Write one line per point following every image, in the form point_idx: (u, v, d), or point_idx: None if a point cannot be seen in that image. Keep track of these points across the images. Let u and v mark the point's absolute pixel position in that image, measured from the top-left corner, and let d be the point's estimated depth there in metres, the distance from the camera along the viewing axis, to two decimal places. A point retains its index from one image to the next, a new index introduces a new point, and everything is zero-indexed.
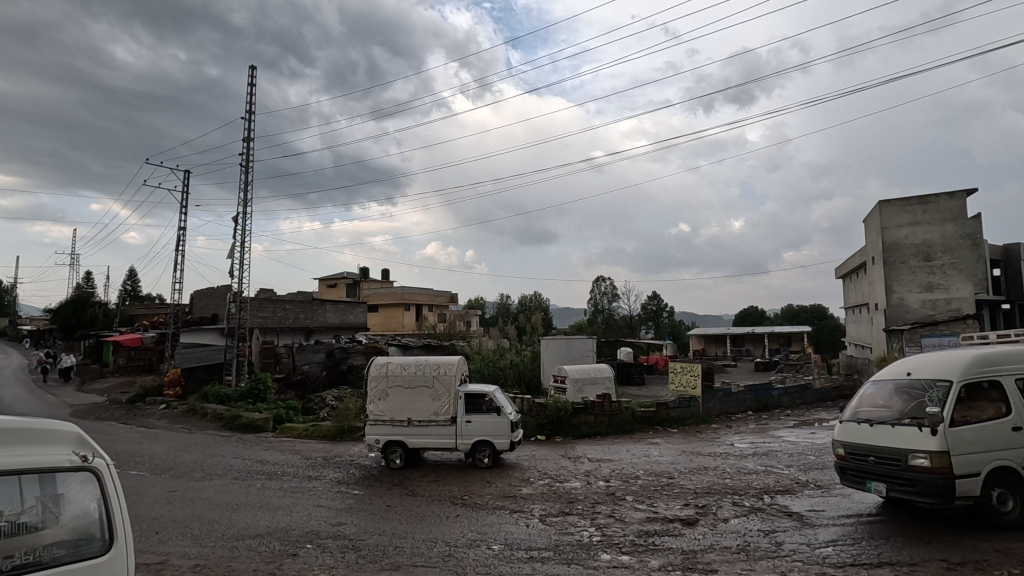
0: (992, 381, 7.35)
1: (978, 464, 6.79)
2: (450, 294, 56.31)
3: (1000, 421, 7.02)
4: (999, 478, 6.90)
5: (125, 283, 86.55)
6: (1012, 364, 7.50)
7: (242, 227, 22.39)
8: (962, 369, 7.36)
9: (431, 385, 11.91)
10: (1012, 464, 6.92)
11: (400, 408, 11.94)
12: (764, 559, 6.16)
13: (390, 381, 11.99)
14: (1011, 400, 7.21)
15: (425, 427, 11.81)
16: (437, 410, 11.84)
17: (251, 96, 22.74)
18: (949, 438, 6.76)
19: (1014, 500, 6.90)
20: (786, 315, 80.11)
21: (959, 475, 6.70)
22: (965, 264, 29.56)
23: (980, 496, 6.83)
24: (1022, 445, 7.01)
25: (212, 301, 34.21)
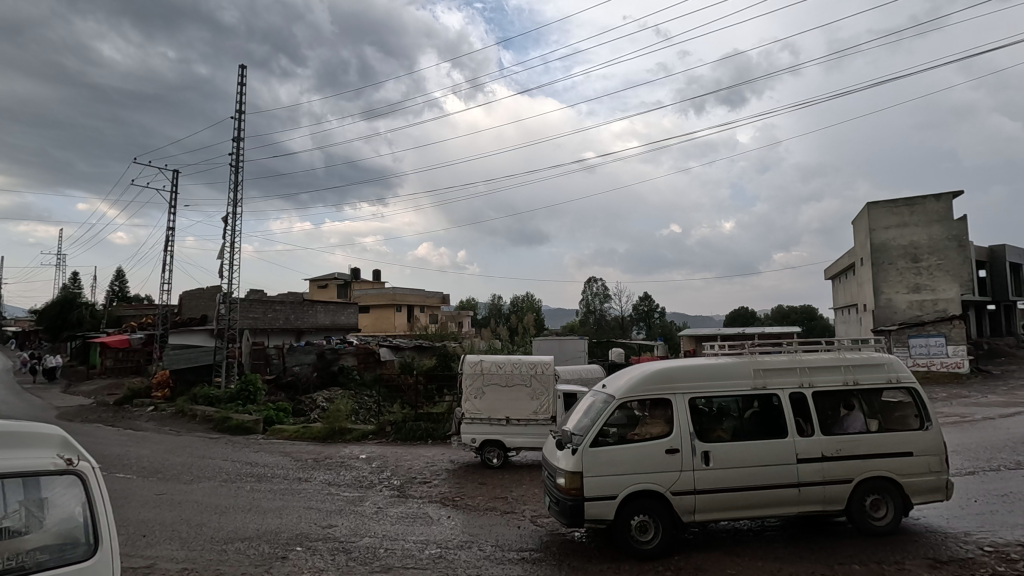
0: (664, 399, 6.81)
1: (614, 487, 6.45)
2: (442, 295, 56.28)
3: (648, 444, 6.58)
4: (645, 502, 6.49)
5: (113, 283, 85.63)
6: (691, 381, 6.89)
7: (231, 227, 22.23)
8: (632, 385, 6.93)
9: (529, 383, 11.94)
10: (659, 489, 6.47)
11: (498, 407, 11.94)
12: (755, 560, 6.19)
13: (487, 380, 12.00)
14: (677, 421, 6.66)
15: (525, 425, 11.78)
16: (536, 409, 11.86)
17: (241, 95, 22.60)
18: (583, 459, 6.51)
19: (656, 528, 6.44)
20: (776, 315, 80.85)
21: (590, 498, 6.41)
22: (951, 265, 29.96)
23: (618, 520, 6.46)
24: (674, 470, 6.50)
25: (201, 301, 33.92)
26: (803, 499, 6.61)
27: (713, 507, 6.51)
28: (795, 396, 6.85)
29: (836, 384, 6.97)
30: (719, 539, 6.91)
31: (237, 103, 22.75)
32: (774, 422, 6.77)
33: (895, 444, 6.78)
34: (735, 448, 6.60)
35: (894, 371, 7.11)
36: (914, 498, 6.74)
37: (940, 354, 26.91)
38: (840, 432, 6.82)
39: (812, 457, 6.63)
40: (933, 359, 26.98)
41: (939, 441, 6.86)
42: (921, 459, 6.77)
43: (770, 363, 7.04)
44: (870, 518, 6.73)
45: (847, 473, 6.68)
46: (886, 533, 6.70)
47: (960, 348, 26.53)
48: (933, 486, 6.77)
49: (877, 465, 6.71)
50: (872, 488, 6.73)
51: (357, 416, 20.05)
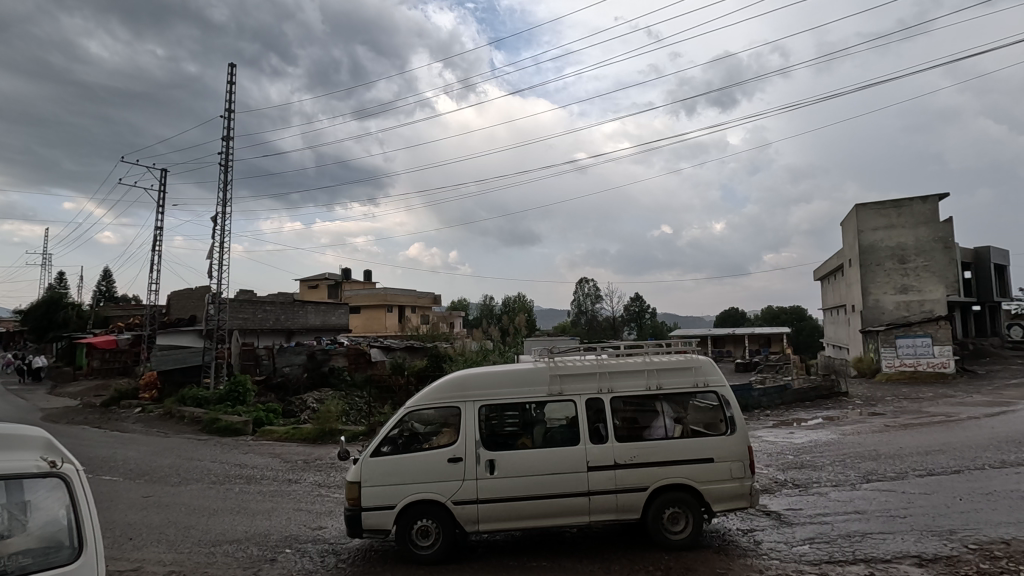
0: (455, 407, 6.66)
1: (392, 496, 6.36)
2: (434, 296, 56.16)
3: (431, 453, 6.47)
4: (427, 512, 6.40)
5: (100, 283, 84.55)
6: (485, 388, 6.71)
7: (221, 227, 22.10)
8: (426, 393, 6.77)
9: None
10: (440, 499, 6.37)
11: None
12: (743, 558, 6.23)
13: None
14: (464, 430, 6.51)
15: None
16: None
17: (230, 94, 22.43)
18: (363, 469, 6.43)
19: (437, 534, 6.38)
20: (767, 315, 81.45)
21: (367, 508, 6.35)
22: (937, 267, 30.35)
23: (397, 531, 6.37)
24: (456, 478, 6.39)
25: (190, 302, 33.62)
26: (595, 507, 6.46)
27: (497, 515, 6.39)
28: (592, 402, 6.65)
29: (637, 390, 6.75)
30: (518, 548, 6.78)
31: (227, 102, 22.62)
32: (566, 430, 6.60)
33: (695, 450, 6.59)
34: (521, 455, 6.46)
35: (703, 376, 6.87)
36: (715, 505, 6.53)
37: (927, 354, 27.23)
38: (639, 438, 6.63)
39: (603, 465, 6.46)
40: (920, 359, 27.30)
41: (744, 446, 6.65)
42: (721, 465, 6.59)
43: (570, 368, 6.83)
44: (667, 531, 6.51)
45: (642, 481, 6.50)
46: (683, 545, 6.48)
47: (945, 347, 26.87)
48: (734, 494, 6.56)
49: (674, 473, 6.52)
50: (669, 499, 6.54)
51: (347, 417, 19.93)
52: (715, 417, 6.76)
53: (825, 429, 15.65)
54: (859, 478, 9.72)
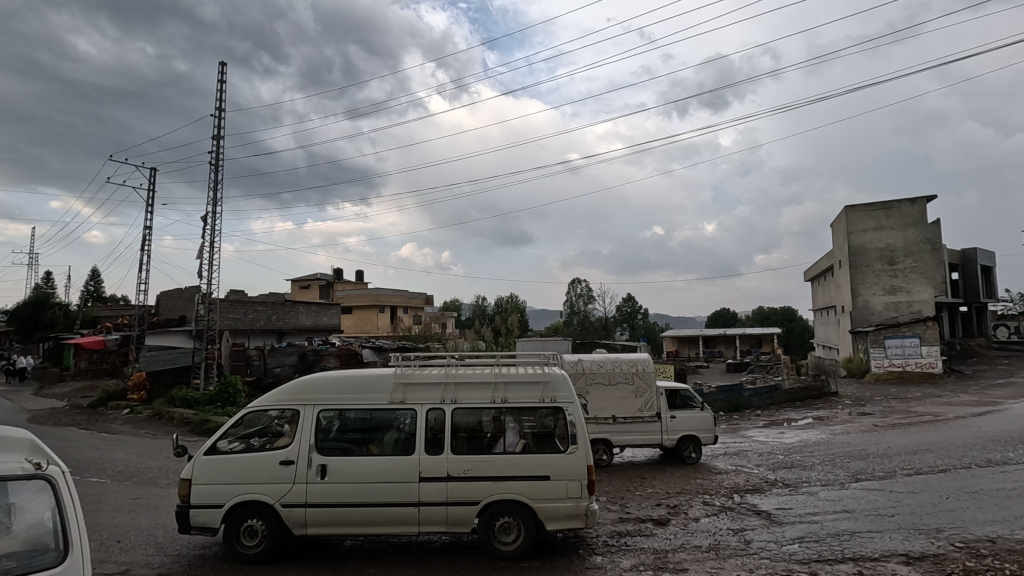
0: (296, 412, 6.63)
1: (220, 494, 6.36)
2: (426, 296, 56.03)
3: (265, 453, 6.46)
4: (255, 512, 6.40)
5: (88, 282, 83.63)
6: (330, 394, 6.67)
7: (212, 227, 21.92)
8: (271, 395, 6.78)
9: (632, 380, 11.92)
10: (268, 500, 6.35)
11: (602, 405, 11.93)
12: (734, 558, 6.26)
13: (589, 379, 12.07)
14: (300, 433, 6.49)
15: (633, 423, 11.78)
16: (641, 406, 11.84)
17: (220, 92, 22.24)
18: (197, 466, 6.45)
19: (264, 534, 6.39)
20: (757, 316, 81.99)
21: (195, 505, 6.36)
22: (925, 268, 30.66)
23: (225, 527, 6.40)
24: (286, 481, 6.36)
25: (180, 302, 33.32)
26: (423, 519, 6.35)
27: (324, 520, 6.34)
28: (431, 412, 6.55)
29: (482, 402, 6.65)
30: (357, 552, 6.72)
31: (217, 101, 22.43)
32: (406, 439, 6.51)
33: (532, 466, 6.42)
34: (354, 462, 6.39)
35: (553, 391, 6.74)
36: (548, 523, 6.37)
37: (915, 354, 27.51)
38: (476, 450, 6.50)
39: (434, 476, 6.35)
40: (908, 359, 27.57)
41: (583, 466, 6.46)
42: (558, 484, 6.40)
43: (416, 376, 6.76)
44: (497, 542, 6.40)
45: (474, 495, 6.37)
46: (513, 557, 6.35)
47: (933, 348, 27.14)
48: (569, 513, 6.40)
49: (505, 488, 6.37)
50: (501, 510, 6.42)
51: None
52: (558, 433, 6.58)
53: (814, 429, 15.77)
54: (848, 477, 9.80)
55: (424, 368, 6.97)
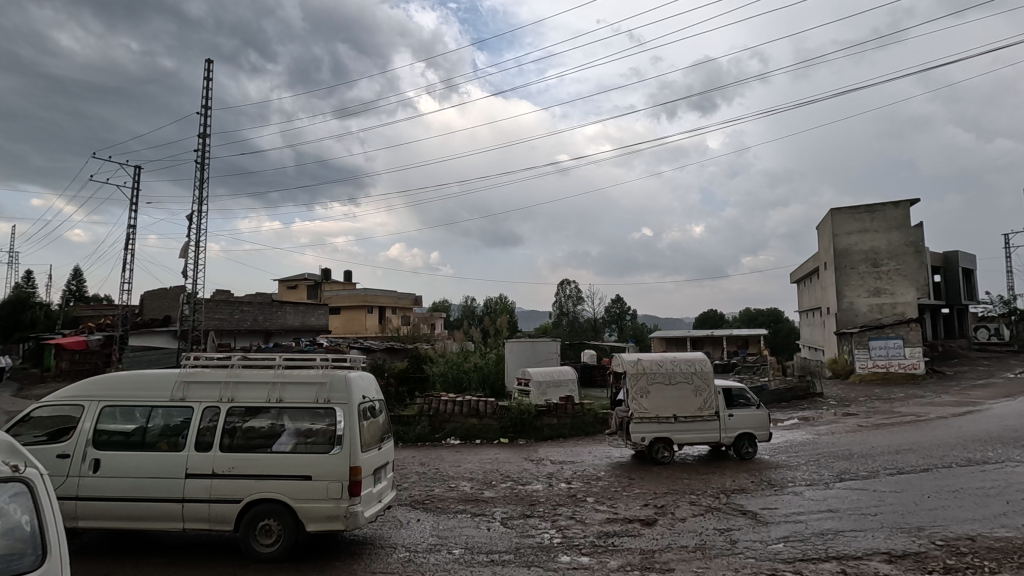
0: (81, 408, 6.84)
1: None
2: (415, 297, 55.84)
3: (47, 447, 6.67)
4: None
5: (69, 283, 82.22)
6: (118, 391, 6.90)
7: (196, 226, 21.71)
8: (67, 391, 7.04)
9: (692, 380, 11.98)
10: None
11: (663, 404, 11.93)
12: (720, 557, 6.31)
13: (651, 378, 11.91)
14: (79, 428, 6.69)
15: (695, 422, 11.87)
16: (701, 405, 12.00)
17: (206, 90, 22.03)
18: None
19: None
20: (744, 318, 82.85)
21: None
22: (908, 270, 31.13)
23: None
24: (61, 474, 6.55)
25: (164, 302, 32.88)
26: (188, 515, 6.43)
27: (94, 515, 6.46)
28: (205, 409, 6.69)
29: (257, 401, 6.74)
30: (137, 550, 6.79)
31: (203, 99, 22.24)
32: (180, 437, 6.65)
33: (294, 466, 6.43)
34: (125, 458, 6.56)
35: (329, 392, 6.76)
36: (307, 524, 6.36)
37: (898, 355, 27.90)
38: (247, 448, 6.58)
39: (201, 472, 6.45)
40: (892, 360, 27.95)
41: (346, 466, 6.40)
42: (319, 484, 6.37)
43: (199, 375, 6.94)
44: (255, 543, 6.41)
45: (235, 493, 6.42)
46: (270, 560, 6.37)
47: (916, 349, 27.56)
48: (329, 515, 6.34)
49: (265, 487, 6.39)
50: (260, 512, 6.43)
51: None
52: (327, 434, 6.56)
53: (799, 430, 15.94)
54: (832, 477, 9.91)
55: (216, 367, 7.14)
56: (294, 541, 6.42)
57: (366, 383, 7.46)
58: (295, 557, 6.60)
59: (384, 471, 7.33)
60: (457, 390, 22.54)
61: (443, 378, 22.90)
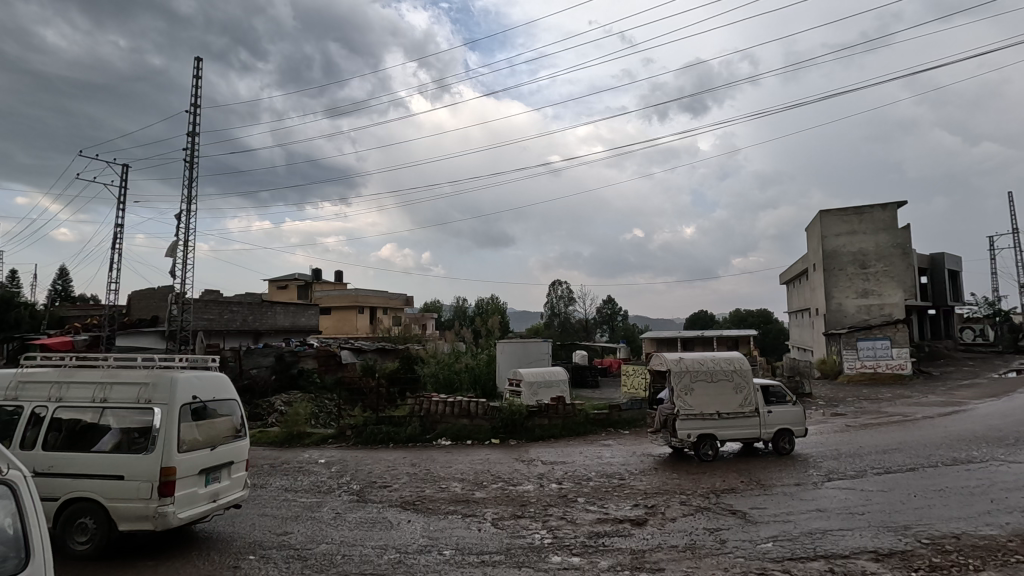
0: None
1: None
2: (406, 297, 55.70)
3: None
4: None
5: (55, 283, 81.12)
6: None
7: (185, 225, 21.51)
8: None
9: (733, 378, 12.29)
10: None
11: (707, 401, 12.18)
12: (709, 557, 6.34)
13: (695, 376, 12.18)
14: None
15: (738, 418, 12.13)
16: (743, 402, 12.30)
17: (195, 88, 21.84)
18: None
19: None
20: (734, 319, 83.51)
21: None
22: (896, 272, 31.48)
23: None
24: None
25: (152, 302, 32.54)
26: None
27: None
28: (34, 409, 6.86)
29: (84, 401, 6.85)
30: None
31: (192, 98, 22.05)
32: (12, 435, 6.83)
33: (108, 465, 6.44)
34: None
35: (151, 393, 6.74)
36: (118, 523, 6.32)
37: (886, 356, 28.20)
38: (67, 448, 6.66)
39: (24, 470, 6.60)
40: (879, 361, 28.25)
41: (157, 467, 6.35)
42: (130, 484, 6.34)
43: (35, 375, 7.11)
44: (70, 541, 6.39)
45: (51, 492, 6.46)
46: (80, 558, 6.32)
47: (903, 350, 27.88)
48: (139, 514, 6.28)
49: (81, 487, 6.42)
50: (76, 511, 6.42)
51: (316, 420, 19.52)
52: (144, 434, 6.54)
53: None
54: (821, 477, 9.99)
55: (53, 369, 7.32)
56: (110, 540, 6.37)
57: (207, 383, 7.43)
58: (116, 555, 6.57)
59: (225, 471, 7.22)
60: (448, 391, 22.53)
61: (434, 378, 22.90)
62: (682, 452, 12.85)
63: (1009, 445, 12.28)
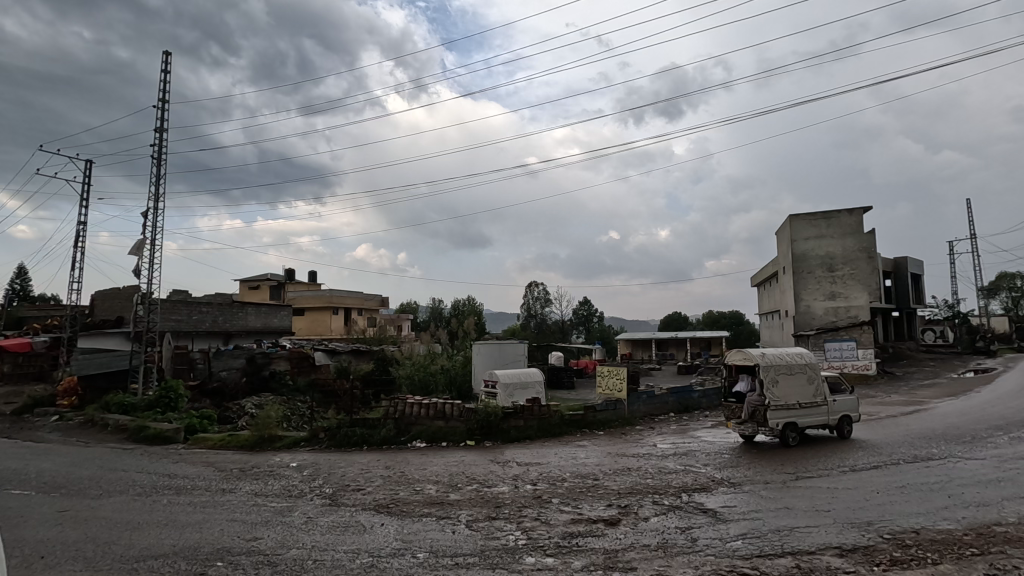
0: None
1: None
2: (382, 298, 55.23)
3: None
4: None
5: (13, 282, 77.88)
6: None
7: (152, 223, 20.92)
8: None
9: (806, 371, 13.97)
10: None
11: (789, 393, 13.68)
12: (681, 555, 6.44)
13: (779, 370, 13.63)
14: None
15: (815, 407, 13.77)
16: (815, 392, 14.00)
17: (164, 83, 21.24)
18: None
19: None
20: (707, 320, 85.01)
21: None
22: (862, 275, 32.39)
23: None
24: None
25: (117, 302, 31.55)
26: None
27: None
28: None
29: None
30: None
31: (161, 92, 21.48)
32: None
33: None
34: None
35: None
36: None
37: (852, 357, 29.00)
38: None
39: None
40: (845, 362, 29.04)
41: None
42: None
43: None
44: None
45: None
46: None
47: (868, 351, 28.73)
48: None
49: None
50: None
51: (288, 422, 19.19)
52: None
53: None
54: (789, 475, 10.24)
55: None
56: None
57: None
58: None
59: None
60: (424, 392, 22.41)
61: (410, 381, 22.83)
62: (728, 444, 13.68)
63: (967, 443, 12.75)
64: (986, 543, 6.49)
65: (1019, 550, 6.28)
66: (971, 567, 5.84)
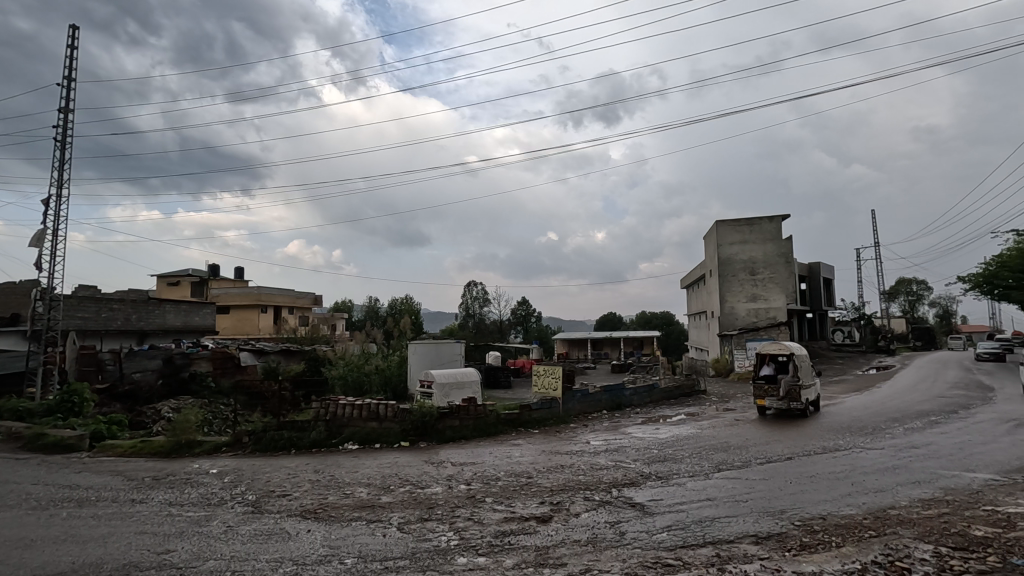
0: None
1: None
2: (315, 296, 53.26)
3: None
4: None
5: None
6: None
7: (55, 212, 19.20)
8: None
9: (806, 362, 19.19)
10: None
11: (805, 376, 18.52)
12: (609, 549, 6.60)
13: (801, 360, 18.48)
14: None
15: (814, 387, 19.00)
16: (810, 377, 19.21)
17: (69, 58, 19.46)
18: None
19: None
20: (641, 320, 88.04)
21: None
22: (780, 278, 34.51)
23: None
24: None
25: (12, 299, 28.68)
26: None
27: None
28: None
29: None
30: None
31: (66, 69, 19.74)
32: None
33: None
34: None
35: None
36: None
37: None
38: None
39: None
40: None
41: None
42: None
43: None
44: None
45: None
46: None
47: None
48: None
49: None
50: None
51: (209, 427, 18.08)
52: None
53: (685, 424, 17.17)
54: (711, 468, 10.73)
55: None
56: None
57: None
58: None
59: None
60: (357, 394, 21.85)
61: (342, 381, 22.20)
62: (656, 441, 14.18)
63: (868, 434, 13.87)
64: (882, 525, 7.06)
65: (909, 530, 6.89)
66: (868, 548, 6.34)
